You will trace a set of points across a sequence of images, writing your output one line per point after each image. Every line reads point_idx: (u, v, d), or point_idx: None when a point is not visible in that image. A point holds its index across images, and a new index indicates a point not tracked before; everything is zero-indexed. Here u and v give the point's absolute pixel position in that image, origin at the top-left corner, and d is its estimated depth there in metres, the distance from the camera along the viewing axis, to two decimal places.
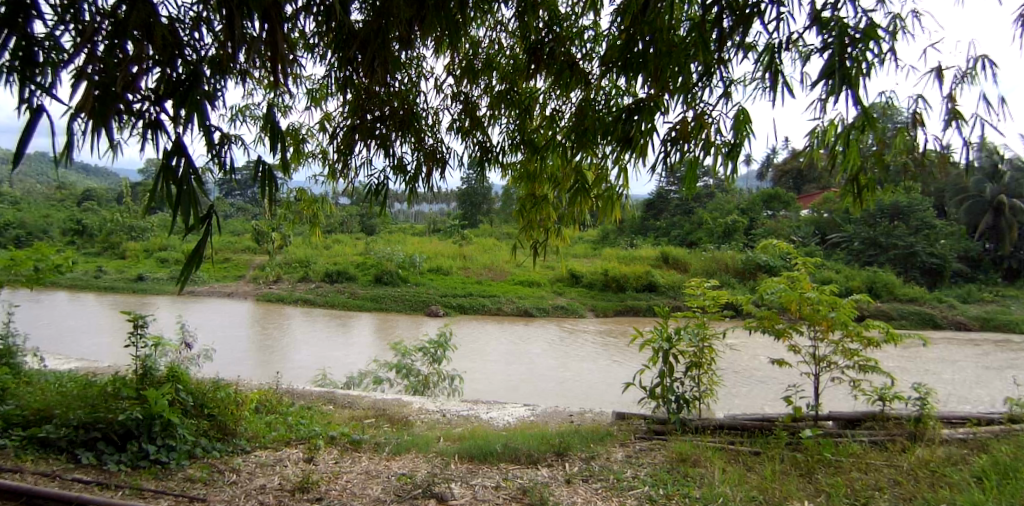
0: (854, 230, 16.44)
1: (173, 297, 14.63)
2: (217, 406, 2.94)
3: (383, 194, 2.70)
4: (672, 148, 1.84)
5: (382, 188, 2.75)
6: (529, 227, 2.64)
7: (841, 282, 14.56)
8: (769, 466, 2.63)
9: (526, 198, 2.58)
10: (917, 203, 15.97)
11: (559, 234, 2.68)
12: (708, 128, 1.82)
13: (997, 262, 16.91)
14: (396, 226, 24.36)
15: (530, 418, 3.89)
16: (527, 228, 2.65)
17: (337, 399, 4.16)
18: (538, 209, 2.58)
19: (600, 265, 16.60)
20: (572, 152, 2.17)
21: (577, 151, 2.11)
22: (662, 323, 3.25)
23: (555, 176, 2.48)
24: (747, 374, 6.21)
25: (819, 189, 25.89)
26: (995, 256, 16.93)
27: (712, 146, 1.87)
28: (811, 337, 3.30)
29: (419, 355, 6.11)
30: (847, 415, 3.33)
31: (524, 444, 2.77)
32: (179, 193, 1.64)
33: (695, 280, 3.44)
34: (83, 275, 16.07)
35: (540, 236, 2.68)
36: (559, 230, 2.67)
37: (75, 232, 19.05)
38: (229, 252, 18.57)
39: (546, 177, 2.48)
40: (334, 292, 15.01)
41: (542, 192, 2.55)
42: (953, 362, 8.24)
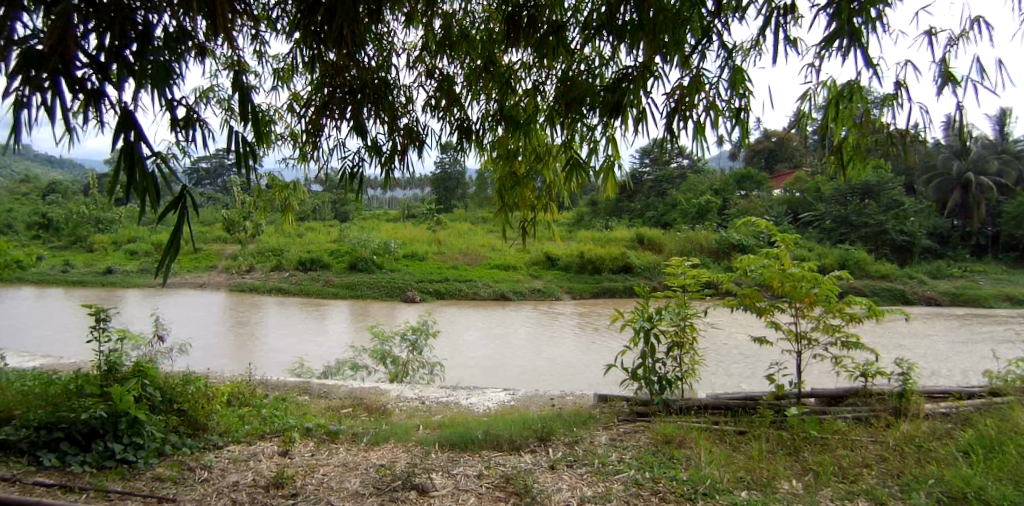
0: (826, 209, 16.70)
1: (143, 290, 14.24)
2: (186, 402, 2.82)
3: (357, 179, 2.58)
4: (673, 119, 1.74)
5: (357, 171, 2.62)
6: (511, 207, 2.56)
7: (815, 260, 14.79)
8: (757, 445, 2.62)
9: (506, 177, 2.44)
10: (888, 182, 16.28)
11: (547, 210, 2.59)
12: (707, 92, 1.73)
13: (963, 237, 17.36)
14: (371, 213, 24.11)
15: (510, 403, 3.84)
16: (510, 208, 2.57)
17: (312, 389, 4.06)
18: (522, 191, 2.45)
19: (576, 246, 16.62)
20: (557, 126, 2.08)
21: (563, 125, 2.02)
22: (643, 303, 3.21)
23: (535, 155, 2.39)
24: (725, 352, 6.28)
25: (791, 168, 26.27)
26: (962, 232, 17.35)
27: (714, 110, 1.77)
28: (793, 314, 3.29)
29: (398, 341, 6.01)
30: (830, 392, 3.34)
31: (506, 430, 2.70)
32: (135, 178, 1.54)
33: (675, 259, 3.39)
34: (47, 269, 15.53)
35: (526, 214, 2.59)
36: (548, 206, 2.58)
37: (38, 225, 18.37)
38: (199, 243, 18.14)
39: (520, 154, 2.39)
40: (310, 280, 14.78)
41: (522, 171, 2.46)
42: (921, 335, 8.46)
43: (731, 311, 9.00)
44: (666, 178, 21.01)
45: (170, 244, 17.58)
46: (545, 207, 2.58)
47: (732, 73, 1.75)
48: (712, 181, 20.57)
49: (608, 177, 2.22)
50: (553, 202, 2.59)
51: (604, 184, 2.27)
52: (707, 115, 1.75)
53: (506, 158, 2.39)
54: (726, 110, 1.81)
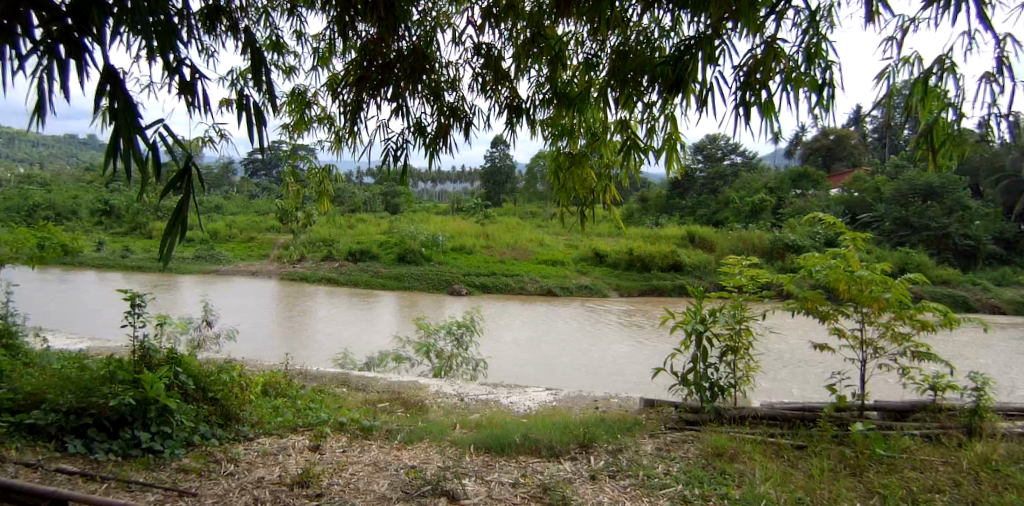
0: (886, 210, 15.80)
1: (199, 277, 14.79)
2: (220, 390, 2.81)
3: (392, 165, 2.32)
4: (745, 93, 1.54)
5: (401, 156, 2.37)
6: (566, 189, 2.43)
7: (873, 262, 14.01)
8: (820, 463, 2.37)
9: (558, 154, 2.43)
10: (956, 182, 15.28)
11: (607, 191, 2.44)
12: (785, 59, 1.52)
13: None
14: (419, 206, 24.37)
15: (553, 403, 3.69)
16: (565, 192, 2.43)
17: (351, 381, 4.01)
18: (576, 170, 2.34)
19: (625, 243, 16.27)
20: (615, 102, 1.89)
21: (620, 100, 1.83)
22: (695, 304, 3.00)
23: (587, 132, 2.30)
24: (782, 358, 5.94)
25: (852, 167, 25.02)
26: None
27: (794, 81, 1.55)
28: (859, 320, 2.98)
29: (444, 335, 5.95)
30: (897, 406, 3.01)
31: (544, 434, 2.55)
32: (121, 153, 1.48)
33: (732, 258, 3.15)
34: (112, 254, 16.35)
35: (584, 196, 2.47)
36: (608, 186, 2.44)
37: (105, 213, 19.38)
38: (254, 232, 18.74)
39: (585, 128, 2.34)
40: (356, 270, 15.01)
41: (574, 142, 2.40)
42: (993, 346, 7.83)
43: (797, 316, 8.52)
44: (719, 175, 20.39)
45: (225, 233, 18.23)
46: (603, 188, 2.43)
47: (810, 43, 1.53)
48: (767, 179, 19.84)
49: (670, 156, 2.04)
50: (613, 182, 2.45)
51: (668, 165, 2.10)
52: (780, 90, 1.53)
53: (557, 135, 2.38)
54: (802, 83, 1.56)
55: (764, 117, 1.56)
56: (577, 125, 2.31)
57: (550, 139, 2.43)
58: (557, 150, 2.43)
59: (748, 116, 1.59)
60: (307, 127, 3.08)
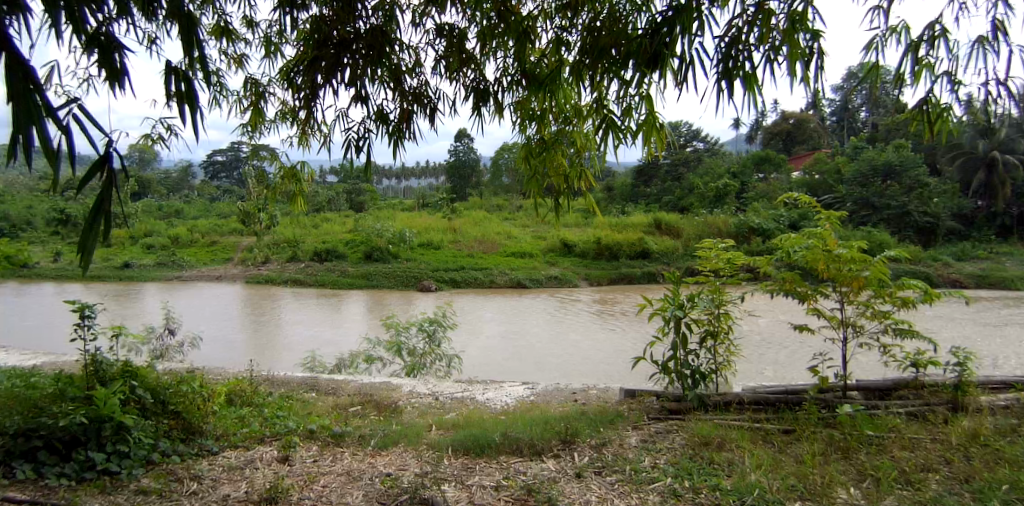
0: (847, 191, 16.21)
1: (159, 283, 14.24)
2: (182, 402, 2.63)
3: (353, 156, 2.16)
4: (726, 61, 1.46)
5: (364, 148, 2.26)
6: (539, 176, 2.33)
7: None
8: (808, 449, 2.34)
9: (529, 142, 2.35)
10: (909, 162, 15.77)
11: (583, 178, 2.35)
12: (770, 28, 1.45)
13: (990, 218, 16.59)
14: (386, 203, 24.01)
15: (530, 398, 3.60)
16: (538, 182, 2.34)
17: (320, 386, 3.84)
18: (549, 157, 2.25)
19: (593, 233, 16.32)
20: (589, 79, 1.79)
21: (595, 77, 1.74)
22: (673, 290, 2.93)
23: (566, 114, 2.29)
24: (754, 340, 6.01)
25: (811, 151, 25.66)
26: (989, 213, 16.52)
27: (777, 52, 1.49)
28: (837, 299, 2.97)
29: (414, 332, 5.80)
30: (876, 385, 3.03)
31: (525, 432, 2.45)
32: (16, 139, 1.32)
33: (708, 242, 3.08)
34: (65, 265, 15.61)
35: (558, 184, 2.36)
36: (584, 172, 2.35)
37: (57, 222, 18.57)
38: (215, 236, 18.16)
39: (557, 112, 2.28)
40: (324, 270, 14.67)
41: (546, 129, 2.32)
42: (951, 318, 8.08)
43: (769, 298, 8.64)
44: (683, 162, 20.64)
45: (185, 237, 17.62)
46: (579, 174, 2.34)
47: (789, 12, 1.49)
48: (730, 165, 20.17)
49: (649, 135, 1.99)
50: (588, 168, 2.36)
51: (646, 144, 2.05)
52: (764, 63, 1.47)
53: (527, 120, 2.30)
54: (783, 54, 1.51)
55: (748, 91, 1.49)
56: (546, 107, 2.24)
57: (520, 125, 2.35)
58: (527, 138, 2.35)
59: (730, 89, 1.52)
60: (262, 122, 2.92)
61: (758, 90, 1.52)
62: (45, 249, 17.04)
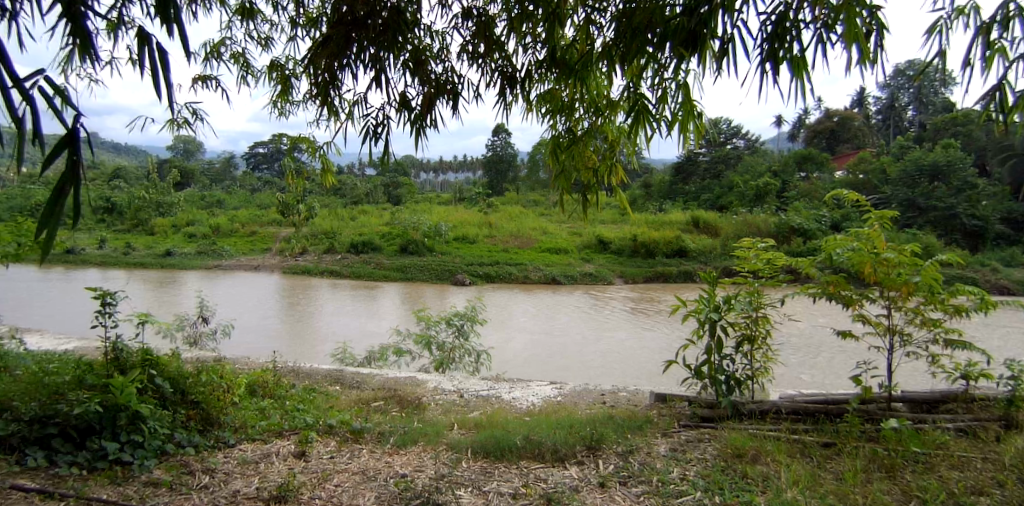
0: (893, 192, 15.51)
1: (201, 272, 14.65)
2: (201, 393, 2.64)
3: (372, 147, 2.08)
4: (770, 42, 1.31)
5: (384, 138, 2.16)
6: (567, 170, 2.20)
7: None
8: (851, 464, 2.16)
9: (557, 137, 2.21)
10: (961, 161, 14.99)
11: (614, 171, 2.23)
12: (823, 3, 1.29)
13: None
14: (422, 197, 24.17)
15: (557, 399, 3.49)
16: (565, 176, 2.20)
17: (345, 379, 3.81)
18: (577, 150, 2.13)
19: (628, 230, 16.06)
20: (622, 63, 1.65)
21: (628, 61, 1.60)
22: (708, 290, 2.78)
23: (596, 105, 2.15)
24: (796, 347, 5.74)
25: (859, 149, 24.68)
26: None
27: (831, 31, 1.33)
28: (885, 305, 2.76)
29: (444, 327, 5.74)
30: (924, 397, 2.81)
31: (548, 436, 2.34)
32: None
33: (747, 240, 2.91)
34: (113, 251, 16.24)
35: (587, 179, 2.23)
36: (615, 164, 2.23)
37: (108, 210, 19.33)
38: (255, 226, 18.60)
39: (589, 102, 2.15)
40: (358, 262, 14.83)
41: (574, 120, 2.19)
42: (1010, 329, 7.60)
43: (812, 303, 8.26)
44: (722, 159, 20.17)
45: (226, 227, 18.08)
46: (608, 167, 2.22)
47: None
48: (771, 163, 19.57)
49: (684, 125, 1.82)
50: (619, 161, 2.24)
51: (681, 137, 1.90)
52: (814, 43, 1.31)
53: (555, 112, 2.17)
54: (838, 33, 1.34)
55: (797, 76, 1.34)
56: (577, 96, 2.12)
57: (547, 117, 2.23)
58: (554, 132, 2.22)
59: (774, 73, 1.38)
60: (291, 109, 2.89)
61: (810, 76, 1.36)
62: (96, 236, 17.79)
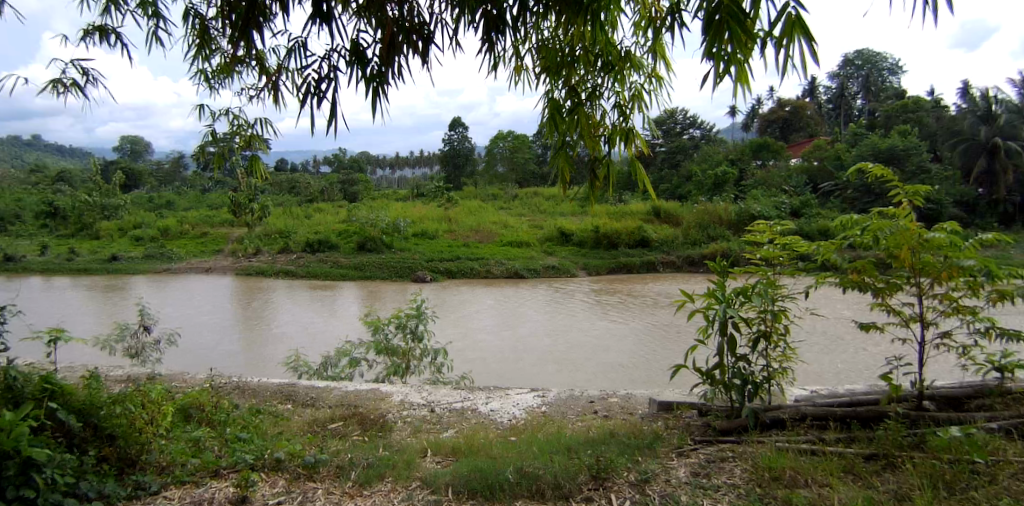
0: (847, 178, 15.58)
1: (148, 277, 13.70)
2: (119, 424, 2.13)
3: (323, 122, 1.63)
4: None
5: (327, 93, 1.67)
6: (567, 143, 1.79)
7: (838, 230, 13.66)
8: (908, 483, 1.82)
9: (556, 102, 1.77)
10: (911, 148, 15.21)
11: (627, 139, 1.83)
12: None
13: (991, 205, 16.06)
14: (379, 193, 23.47)
15: (541, 409, 3.09)
16: (567, 152, 1.77)
17: (297, 395, 3.32)
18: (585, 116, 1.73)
19: (591, 221, 15.82)
20: None
21: None
22: (717, 282, 2.42)
23: (604, 58, 1.76)
24: (817, 350, 5.72)
25: (810, 138, 25.21)
26: (990, 200, 16.05)
27: None
28: (913, 293, 2.44)
29: (393, 328, 5.22)
30: (953, 394, 2.52)
31: (548, 465, 1.94)
32: None
33: (761, 222, 2.57)
34: (52, 258, 15.03)
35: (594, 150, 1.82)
36: (633, 132, 1.83)
37: (46, 214, 18.10)
38: (205, 226, 17.57)
39: (596, 51, 1.77)
40: (316, 261, 14.15)
41: (577, 81, 1.79)
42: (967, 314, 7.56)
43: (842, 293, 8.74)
44: (681, 150, 20.27)
45: (175, 228, 17.03)
46: (621, 135, 1.82)
47: None
48: (729, 152, 19.74)
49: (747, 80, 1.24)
50: (635, 128, 1.84)
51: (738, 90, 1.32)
52: None
53: (551, 72, 1.76)
54: None
55: None
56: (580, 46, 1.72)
57: (542, 79, 1.80)
58: (552, 96, 1.77)
59: None
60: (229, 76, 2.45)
61: None
62: (33, 243, 16.50)
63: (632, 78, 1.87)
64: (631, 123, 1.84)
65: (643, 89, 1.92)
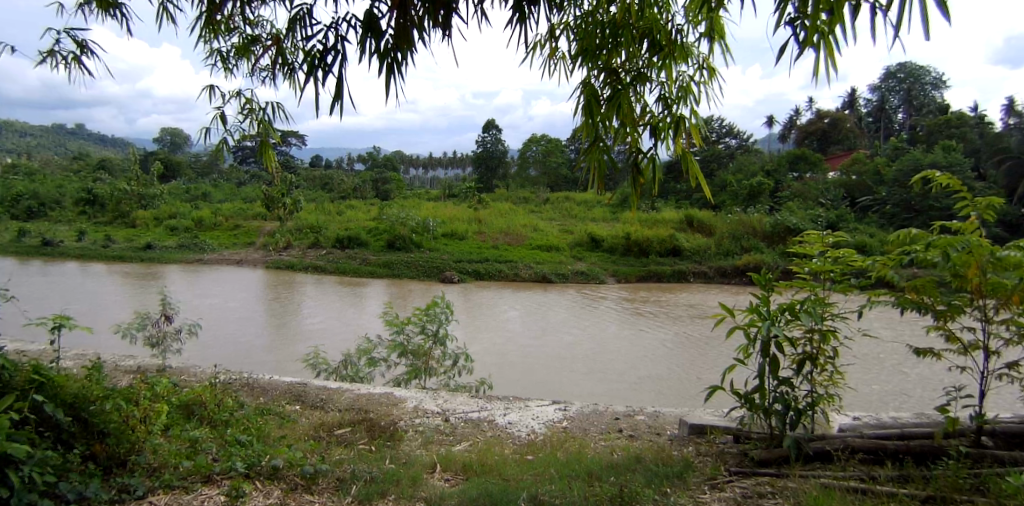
0: (888, 193, 14.87)
1: (180, 266, 13.93)
2: (110, 421, 2.02)
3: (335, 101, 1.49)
4: None
5: (334, 69, 1.52)
6: (603, 137, 1.60)
7: (877, 246, 12.96)
8: None
9: (593, 89, 1.60)
10: (957, 164, 14.41)
11: (676, 132, 1.64)
12: None
13: None
14: (411, 192, 23.54)
15: (562, 425, 2.89)
16: (599, 146, 1.60)
17: (307, 396, 3.19)
18: (628, 104, 1.55)
19: (621, 228, 15.50)
20: None
21: None
22: (761, 296, 2.19)
23: (650, 38, 1.59)
24: (867, 373, 5.51)
25: (851, 151, 24.35)
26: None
27: None
28: (984, 321, 2.15)
29: (413, 329, 5.06)
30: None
31: (564, 494, 1.75)
32: None
33: (813, 233, 2.32)
34: (92, 244, 15.44)
35: (635, 142, 1.63)
36: (680, 125, 1.63)
37: (88, 202, 18.66)
38: (239, 219, 17.82)
39: (641, 33, 1.60)
40: (344, 258, 14.19)
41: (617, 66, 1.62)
42: None
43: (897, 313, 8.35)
44: (715, 158, 19.81)
45: (210, 220, 17.30)
46: (663, 128, 1.64)
47: None
48: (765, 162, 19.22)
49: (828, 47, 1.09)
50: (683, 121, 1.65)
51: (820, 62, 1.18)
52: None
53: (589, 55, 1.60)
54: None
55: None
56: (621, 29, 1.58)
57: (582, 64, 1.63)
58: (589, 83, 1.61)
59: None
60: (246, 57, 2.33)
61: None
62: (75, 228, 16.99)
63: (680, 68, 1.71)
64: (678, 115, 1.65)
65: (690, 82, 1.75)
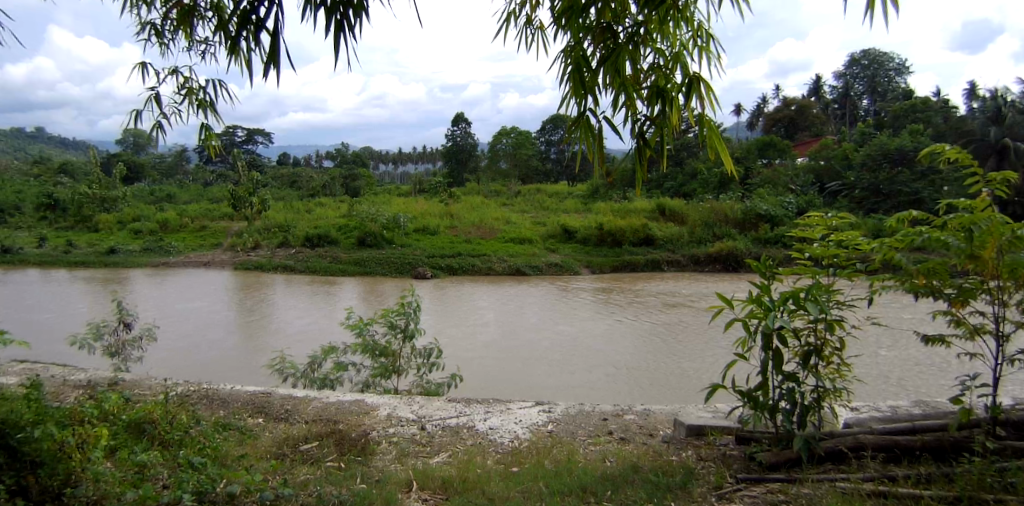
0: (855, 178, 15.05)
1: (146, 270, 13.35)
2: (43, 449, 1.75)
3: (277, 64, 1.25)
4: None
5: (275, 28, 1.29)
6: (595, 109, 1.42)
7: None
8: None
9: (582, 53, 1.40)
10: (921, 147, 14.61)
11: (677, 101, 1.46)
12: None
13: None
14: (381, 188, 23.08)
15: (547, 428, 2.70)
16: (590, 116, 1.40)
17: (271, 407, 2.94)
18: (623, 65, 1.36)
19: (594, 219, 15.37)
20: None
21: None
22: (762, 285, 2.03)
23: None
24: (888, 362, 5.55)
25: (818, 138, 24.70)
26: None
27: None
28: (998, 303, 2.01)
29: (381, 328, 4.81)
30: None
31: None
32: None
33: (814, 215, 2.17)
34: (52, 250, 14.71)
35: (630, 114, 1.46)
36: (681, 96, 1.46)
37: (47, 207, 17.84)
38: (205, 220, 17.18)
39: None
40: (314, 256, 13.79)
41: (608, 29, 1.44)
42: None
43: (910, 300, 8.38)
44: (685, 146, 19.82)
45: (176, 221, 16.64)
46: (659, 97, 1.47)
47: None
48: (735, 150, 19.34)
49: None
50: (683, 89, 1.47)
51: None
52: None
53: (574, 16, 1.41)
54: None
55: None
56: None
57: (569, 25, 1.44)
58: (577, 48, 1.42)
59: None
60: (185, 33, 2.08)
61: None
62: (32, 235, 16.17)
63: (676, 32, 1.53)
64: (687, 78, 1.47)
65: (685, 49, 1.57)
